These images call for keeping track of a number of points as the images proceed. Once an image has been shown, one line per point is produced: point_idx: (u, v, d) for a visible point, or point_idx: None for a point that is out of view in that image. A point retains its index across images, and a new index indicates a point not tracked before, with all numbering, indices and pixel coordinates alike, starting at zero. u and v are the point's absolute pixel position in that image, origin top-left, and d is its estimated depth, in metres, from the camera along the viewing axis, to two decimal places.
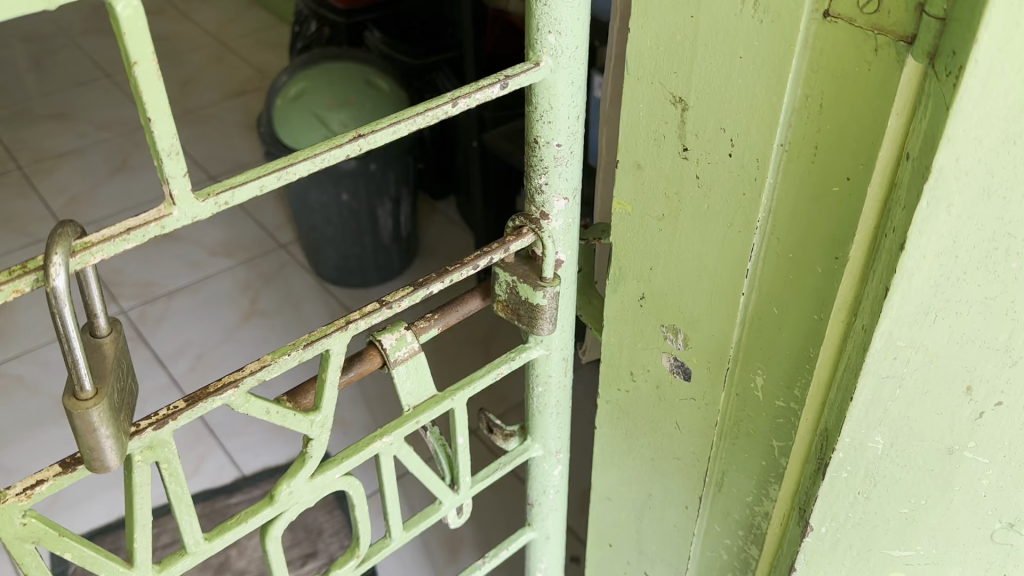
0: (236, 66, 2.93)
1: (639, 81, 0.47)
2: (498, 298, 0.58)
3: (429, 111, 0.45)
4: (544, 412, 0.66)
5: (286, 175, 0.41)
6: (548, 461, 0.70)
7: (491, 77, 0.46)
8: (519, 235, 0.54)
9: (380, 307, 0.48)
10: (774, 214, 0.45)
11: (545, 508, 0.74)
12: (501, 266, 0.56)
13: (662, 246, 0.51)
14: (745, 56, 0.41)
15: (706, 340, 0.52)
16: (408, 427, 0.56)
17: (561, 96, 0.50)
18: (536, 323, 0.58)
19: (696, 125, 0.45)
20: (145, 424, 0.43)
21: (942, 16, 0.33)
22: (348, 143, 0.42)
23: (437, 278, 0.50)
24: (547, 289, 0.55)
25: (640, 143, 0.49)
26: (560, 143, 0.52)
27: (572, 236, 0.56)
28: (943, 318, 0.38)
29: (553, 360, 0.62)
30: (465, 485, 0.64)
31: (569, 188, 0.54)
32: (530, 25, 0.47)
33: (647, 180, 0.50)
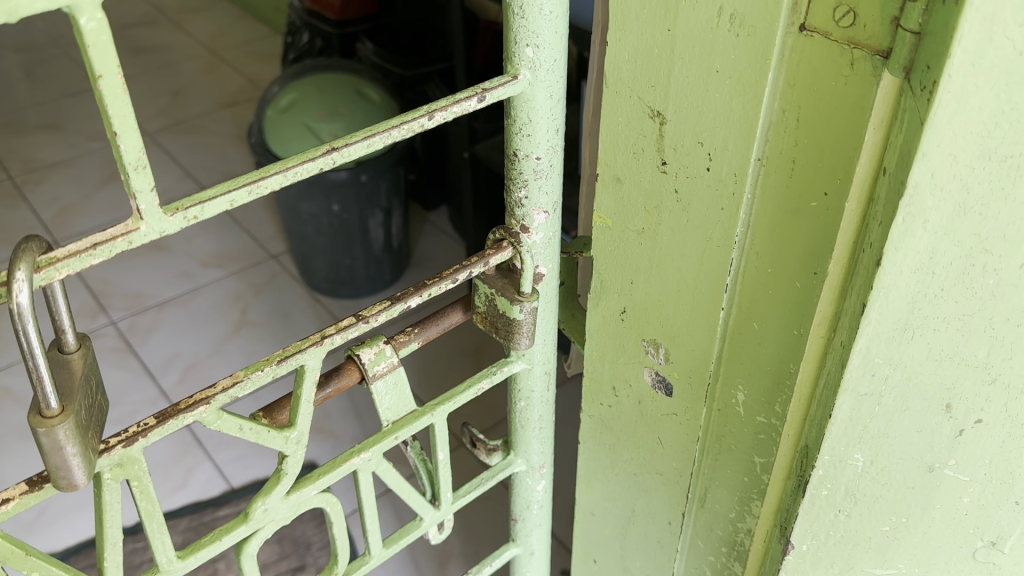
0: (228, 77, 2.93)
1: (618, 94, 0.46)
2: (479, 311, 0.58)
3: (404, 124, 0.44)
4: (527, 426, 0.66)
5: (256, 189, 0.40)
6: (532, 476, 0.69)
7: (468, 90, 0.46)
8: (498, 249, 0.54)
9: (357, 322, 0.48)
10: (752, 230, 0.44)
11: (529, 524, 0.73)
12: (480, 279, 0.56)
13: (643, 259, 0.50)
14: (722, 71, 0.41)
15: (687, 355, 0.51)
16: (386, 443, 0.56)
17: (540, 109, 0.49)
18: (518, 337, 0.57)
19: (674, 139, 0.45)
20: (115, 441, 0.42)
21: (918, 30, 0.33)
22: (320, 156, 0.42)
23: (415, 293, 0.49)
24: (524, 303, 0.55)
25: (620, 157, 0.48)
26: (540, 156, 0.51)
27: (553, 250, 0.56)
28: (920, 335, 0.37)
29: (535, 375, 0.62)
30: (446, 501, 0.64)
31: (550, 201, 0.54)
32: (508, 38, 0.47)
33: (627, 193, 0.49)
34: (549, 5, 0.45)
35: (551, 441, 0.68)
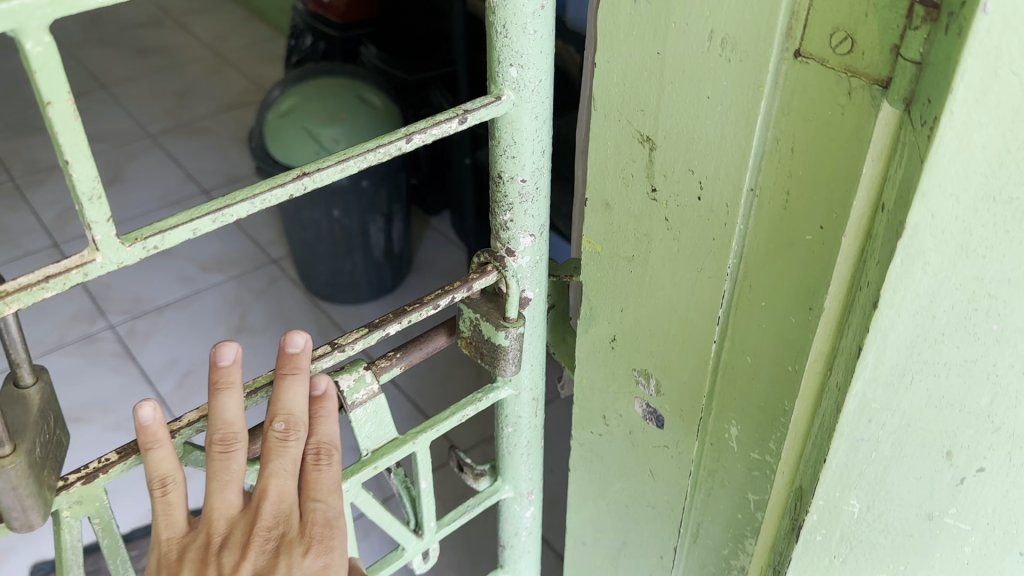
0: (232, 79, 2.95)
1: (607, 117, 0.45)
2: (464, 336, 0.56)
3: (380, 148, 0.42)
4: (514, 452, 0.64)
5: (222, 218, 0.39)
6: (520, 503, 0.68)
7: (449, 111, 0.44)
8: (483, 273, 0.52)
9: (331, 350, 0.47)
10: (745, 261, 0.42)
11: (517, 551, 0.71)
12: (465, 304, 0.54)
13: (633, 287, 0.48)
14: (713, 97, 0.39)
15: (678, 387, 0.49)
16: (364, 473, 0.54)
17: (526, 130, 0.47)
18: (504, 364, 0.55)
19: (664, 166, 0.43)
20: (74, 478, 0.41)
21: (919, 60, 0.31)
22: (290, 182, 0.40)
23: (394, 320, 0.47)
24: (510, 329, 0.53)
25: (609, 181, 0.46)
26: (525, 179, 0.49)
27: (540, 274, 0.54)
28: (919, 381, 0.35)
29: (522, 401, 0.60)
30: (429, 530, 0.62)
31: (536, 225, 0.52)
32: (492, 56, 0.45)
33: (616, 220, 0.47)
34: (533, 25, 0.43)
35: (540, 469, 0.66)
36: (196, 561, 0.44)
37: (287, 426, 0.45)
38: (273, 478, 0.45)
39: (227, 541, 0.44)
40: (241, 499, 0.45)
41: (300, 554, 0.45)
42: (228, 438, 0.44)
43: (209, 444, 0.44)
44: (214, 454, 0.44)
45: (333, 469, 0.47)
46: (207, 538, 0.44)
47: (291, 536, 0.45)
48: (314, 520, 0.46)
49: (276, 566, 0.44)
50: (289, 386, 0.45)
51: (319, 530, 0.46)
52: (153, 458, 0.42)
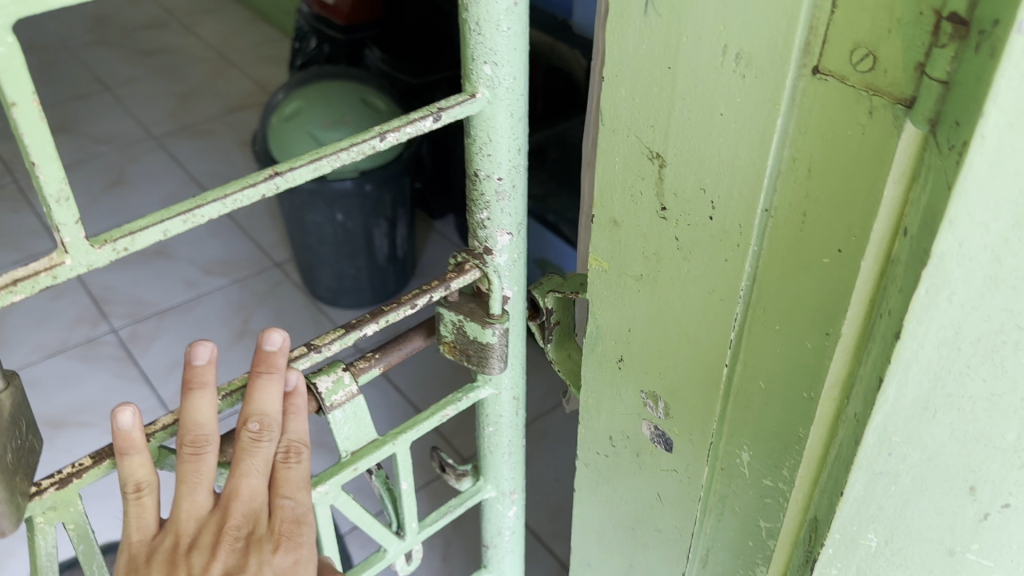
0: (237, 81, 2.96)
1: (615, 133, 0.43)
2: (446, 338, 0.57)
3: (354, 146, 0.42)
4: (495, 453, 0.65)
5: (192, 218, 0.39)
6: (502, 502, 0.69)
7: (423, 109, 0.44)
8: (461, 272, 0.53)
9: (307, 352, 0.49)
10: (759, 283, 0.40)
11: (500, 551, 0.73)
12: (446, 305, 0.55)
13: (642, 307, 0.47)
14: (726, 114, 0.37)
15: (688, 411, 0.47)
16: (344, 475, 0.55)
17: (501, 128, 0.48)
18: (491, 362, 0.56)
19: (674, 185, 0.41)
20: (47, 483, 0.43)
21: (946, 80, 0.29)
22: (261, 182, 0.40)
23: (371, 320, 0.50)
24: (496, 326, 0.54)
25: (617, 198, 0.45)
26: (501, 177, 0.50)
27: (519, 272, 0.54)
28: (943, 414, 0.34)
29: (503, 400, 0.61)
30: (411, 531, 0.63)
31: (513, 222, 0.52)
32: (466, 54, 0.45)
33: (624, 238, 0.46)
34: (507, 22, 0.43)
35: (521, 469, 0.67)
36: (168, 556, 0.48)
37: (260, 428, 0.48)
38: (243, 479, 0.49)
39: (197, 540, 0.48)
40: (210, 499, 0.49)
41: (268, 549, 0.49)
42: (200, 441, 0.47)
43: (182, 446, 0.47)
44: (186, 456, 0.47)
45: (301, 467, 0.51)
46: (176, 538, 0.48)
47: (259, 532, 0.49)
48: (282, 517, 0.50)
49: (247, 563, 0.48)
50: (264, 390, 0.48)
51: (288, 528, 0.50)
52: (126, 463, 0.45)
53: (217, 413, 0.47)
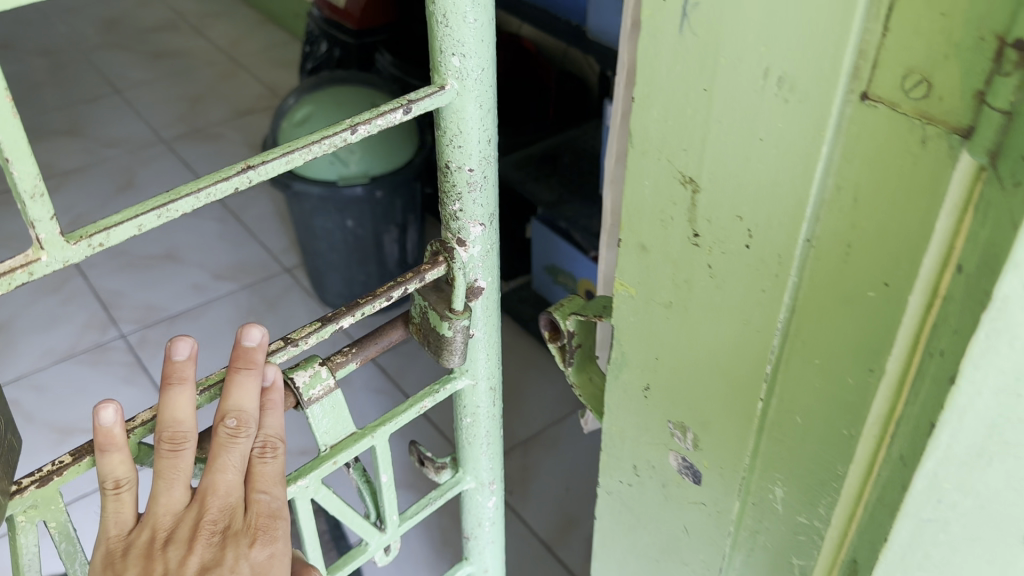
0: (246, 85, 3.03)
1: (645, 155, 0.41)
2: (415, 324, 0.57)
3: (329, 137, 0.43)
4: (474, 444, 0.67)
5: (167, 212, 0.39)
6: (481, 493, 0.72)
7: (395, 101, 0.44)
8: (435, 263, 0.54)
9: (284, 345, 0.49)
10: (798, 314, 0.39)
11: (481, 542, 0.76)
12: (417, 295, 0.56)
13: (671, 336, 0.45)
14: (766, 139, 0.35)
15: (719, 444, 0.46)
16: (324, 470, 0.55)
17: (471, 118, 0.48)
18: (451, 353, 0.56)
19: (708, 211, 0.39)
20: (28, 482, 0.44)
21: (1008, 109, 0.27)
22: (235, 175, 0.40)
23: (348, 312, 0.50)
24: (458, 319, 0.54)
25: (646, 223, 0.43)
26: (474, 168, 0.50)
27: (493, 262, 0.55)
28: (998, 463, 0.32)
29: (480, 391, 0.63)
30: (392, 524, 0.64)
31: (486, 213, 0.53)
32: (435, 43, 0.45)
33: (653, 264, 0.44)
34: (474, 10, 0.44)
35: (497, 461, 0.70)
36: (143, 552, 0.47)
37: (237, 424, 0.48)
38: (220, 474, 0.48)
39: (173, 535, 0.48)
40: (188, 492, 0.48)
41: (245, 544, 0.49)
42: (178, 438, 0.47)
43: (159, 441, 0.47)
44: (164, 453, 0.47)
45: (277, 462, 0.51)
46: (153, 532, 0.48)
47: (236, 528, 0.49)
48: (258, 511, 0.50)
49: (224, 557, 0.48)
50: (241, 383, 0.48)
51: (264, 522, 0.49)
52: (108, 460, 0.45)
53: (195, 408, 0.48)
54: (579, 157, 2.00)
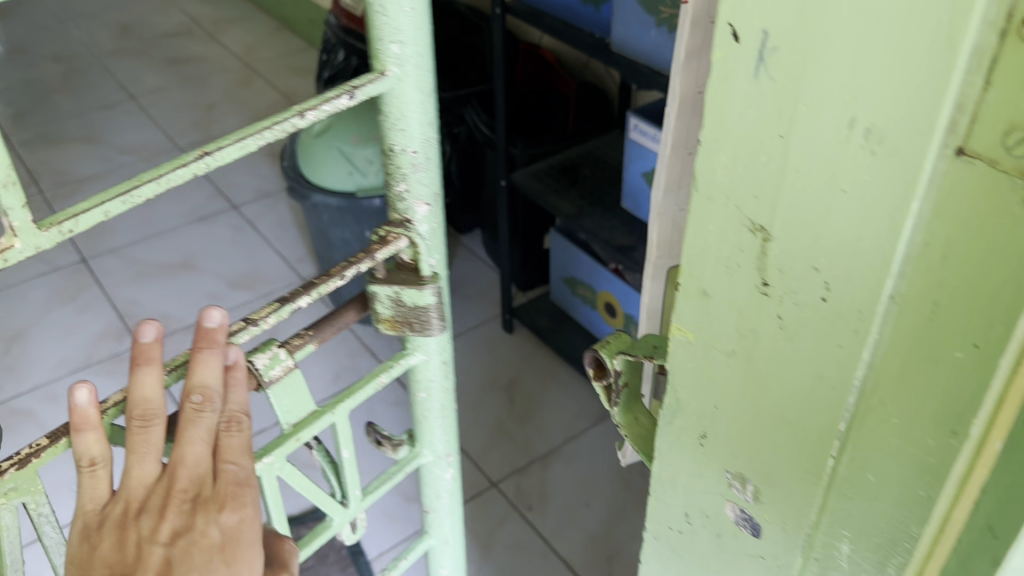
0: (262, 91, 3.04)
1: (710, 200, 0.40)
2: (377, 309, 0.65)
3: (277, 124, 0.51)
4: (428, 417, 0.75)
5: (129, 199, 0.46)
6: (439, 465, 0.80)
7: (339, 89, 0.53)
8: (384, 244, 0.62)
9: (245, 326, 0.55)
10: (877, 371, 0.37)
11: (440, 515, 0.85)
12: (374, 279, 0.63)
13: (732, 386, 0.43)
14: (850, 191, 0.34)
15: (781, 497, 0.44)
16: (290, 446, 0.60)
17: (409, 104, 0.57)
18: (429, 324, 0.65)
19: (780, 260, 0.38)
20: (7, 464, 0.48)
21: None
22: (192, 161, 0.48)
23: (303, 293, 0.57)
24: (429, 287, 0.64)
25: (709, 268, 0.41)
26: (415, 150, 0.59)
27: (436, 240, 0.64)
28: None
29: (431, 365, 0.71)
30: (354, 499, 0.71)
31: (430, 194, 0.62)
32: (374, 37, 0.54)
33: (714, 311, 0.42)
34: (405, 5, 0.52)
35: (449, 438, 0.79)
36: (116, 519, 0.51)
37: (202, 399, 0.52)
38: (188, 446, 0.52)
39: (145, 505, 0.51)
40: (159, 467, 0.52)
41: (214, 508, 0.52)
42: (147, 414, 0.51)
43: (131, 416, 0.51)
44: (135, 429, 0.51)
45: (243, 435, 0.55)
46: (126, 505, 0.51)
47: (205, 495, 0.52)
48: (226, 480, 0.53)
49: (195, 521, 0.51)
50: (204, 361, 0.53)
51: (232, 489, 0.53)
52: (83, 440, 0.49)
53: (162, 386, 0.52)
54: (598, 168, 1.99)
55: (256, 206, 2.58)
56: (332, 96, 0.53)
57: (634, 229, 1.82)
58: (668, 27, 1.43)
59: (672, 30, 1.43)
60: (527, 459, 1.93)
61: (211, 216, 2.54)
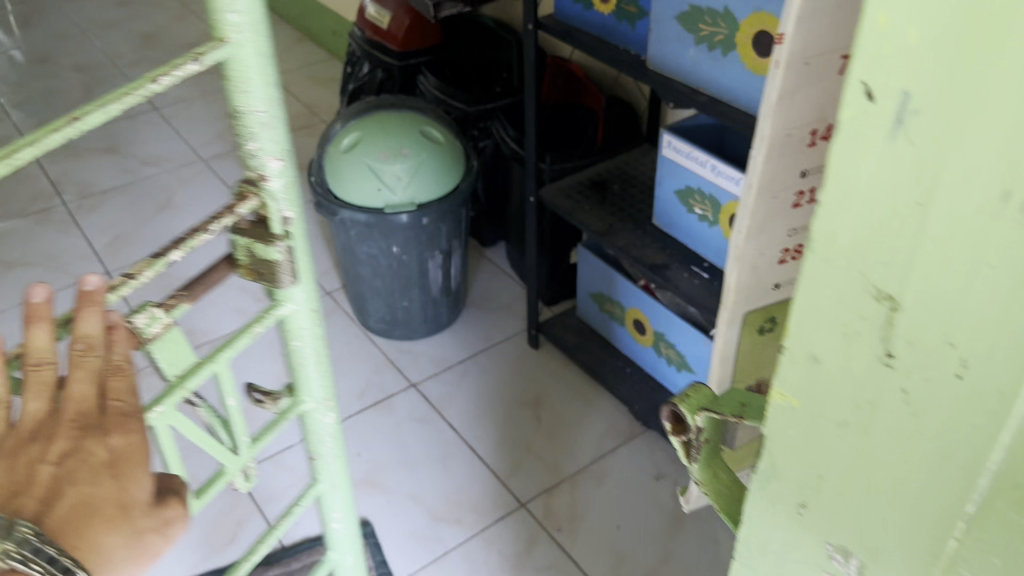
0: (286, 103, 3.10)
1: (830, 263, 0.43)
2: (243, 264, 0.86)
3: (139, 92, 0.66)
4: (302, 362, 0.98)
5: (12, 159, 0.60)
6: (318, 408, 1.04)
7: (189, 57, 0.68)
8: (245, 199, 0.80)
9: (125, 280, 0.73)
10: (1014, 452, 0.39)
11: (323, 455, 1.11)
12: (239, 234, 0.84)
13: (845, 455, 0.47)
14: (998, 265, 0.36)
15: (887, 561, 0.48)
16: (178, 395, 0.79)
17: (250, 69, 0.72)
18: (280, 275, 0.86)
19: (910, 331, 0.40)
20: None
21: None
22: (62, 127, 0.62)
23: (176, 247, 0.75)
24: (280, 241, 0.83)
25: (824, 334, 0.45)
26: (261, 111, 0.75)
27: (290, 196, 0.82)
28: None
29: (297, 315, 0.92)
30: (244, 446, 0.93)
31: (278, 152, 0.79)
32: (217, 8, 0.70)
33: (826, 377, 0.46)
34: None
35: (322, 386, 1.03)
36: (14, 445, 0.66)
37: (85, 347, 0.69)
38: (76, 386, 0.68)
39: (36, 432, 0.66)
40: (46, 404, 0.68)
41: (101, 433, 0.68)
42: (39, 360, 0.68)
43: (27, 365, 0.68)
44: (29, 372, 0.67)
45: (124, 379, 0.72)
46: (19, 433, 0.66)
47: (91, 424, 0.68)
48: (111, 413, 0.70)
49: (82, 442, 0.67)
50: (88, 317, 0.70)
51: (116, 420, 0.70)
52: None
53: (52, 339, 0.69)
54: (629, 185, 1.97)
55: None
56: (182, 64, 0.69)
57: (668, 247, 1.78)
58: (707, 46, 1.40)
59: (712, 48, 1.39)
60: (556, 479, 1.90)
61: None
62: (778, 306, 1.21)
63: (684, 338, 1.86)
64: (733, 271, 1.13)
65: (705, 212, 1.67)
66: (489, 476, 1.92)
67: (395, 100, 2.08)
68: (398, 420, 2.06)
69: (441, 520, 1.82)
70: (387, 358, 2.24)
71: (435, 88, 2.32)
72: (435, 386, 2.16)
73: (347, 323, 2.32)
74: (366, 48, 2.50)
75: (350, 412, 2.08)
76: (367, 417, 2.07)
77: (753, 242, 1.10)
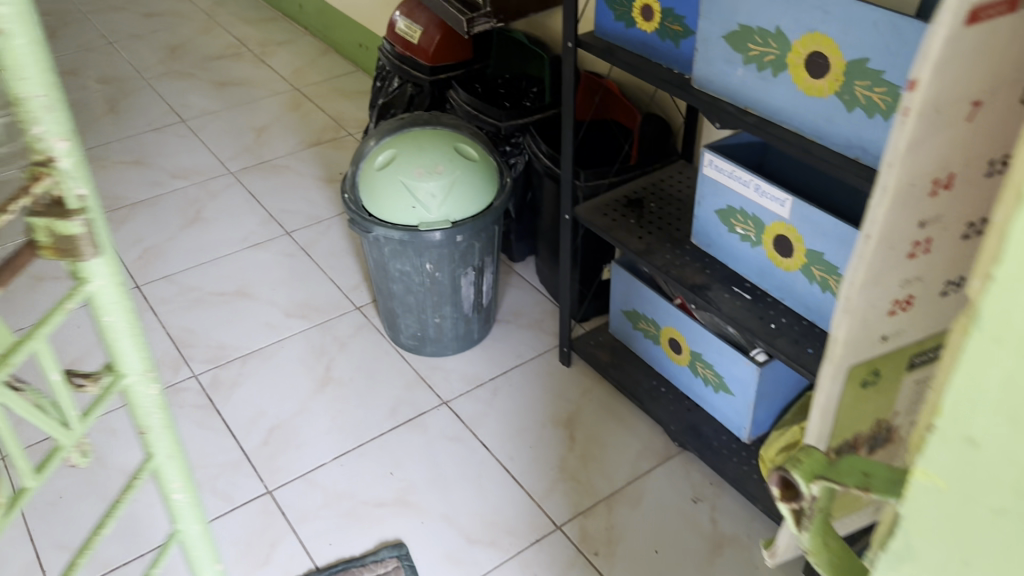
0: (313, 116, 3.13)
1: (1001, 349, 0.44)
2: (45, 246, 0.85)
3: None
4: (116, 338, 0.97)
5: None
6: (141, 385, 1.03)
7: None
8: (39, 181, 0.81)
9: None
10: None
11: (153, 431, 1.08)
12: (35, 217, 0.83)
13: (997, 536, 0.49)
14: None
15: None
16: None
17: (21, 56, 0.74)
18: (83, 251, 0.87)
19: None
20: None
21: None
22: None
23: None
24: (77, 215, 0.84)
25: (983, 425, 0.47)
26: (40, 96, 0.77)
27: (77, 173, 0.84)
28: None
29: (104, 291, 0.93)
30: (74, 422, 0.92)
31: (62, 134, 0.80)
32: None
33: (981, 459, 0.48)
34: None
35: (141, 358, 1.01)
36: None
37: None
38: None
39: None
40: None
41: None
42: None
43: None
44: None
45: None
46: None
47: None
48: None
49: None
50: None
51: None
52: None
53: None
54: (665, 203, 1.94)
55: (307, 232, 2.64)
56: None
57: (708, 267, 1.76)
58: (756, 66, 1.38)
59: (761, 68, 1.37)
60: (592, 501, 1.87)
61: (265, 242, 2.60)
62: (888, 354, 0.79)
63: (721, 358, 1.82)
64: (844, 326, 0.70)
65: (748, 232, 1.64)
66: (523, 497, 1.89)
67: (430, 117, 2.09)
68: (430, 438, 2.04)
69: (477, 541, 1.80)
70: (418, 374, 2.21)
71: (465, 102, 2.31)
72: (467, 404, 2.13)
73: (378, 339, 2.30)
74: (397, 63, 2.50)
75: (382, 430, 2.06)
76: (399, 435, 2.05)
77: (868, 294, 0.69)
